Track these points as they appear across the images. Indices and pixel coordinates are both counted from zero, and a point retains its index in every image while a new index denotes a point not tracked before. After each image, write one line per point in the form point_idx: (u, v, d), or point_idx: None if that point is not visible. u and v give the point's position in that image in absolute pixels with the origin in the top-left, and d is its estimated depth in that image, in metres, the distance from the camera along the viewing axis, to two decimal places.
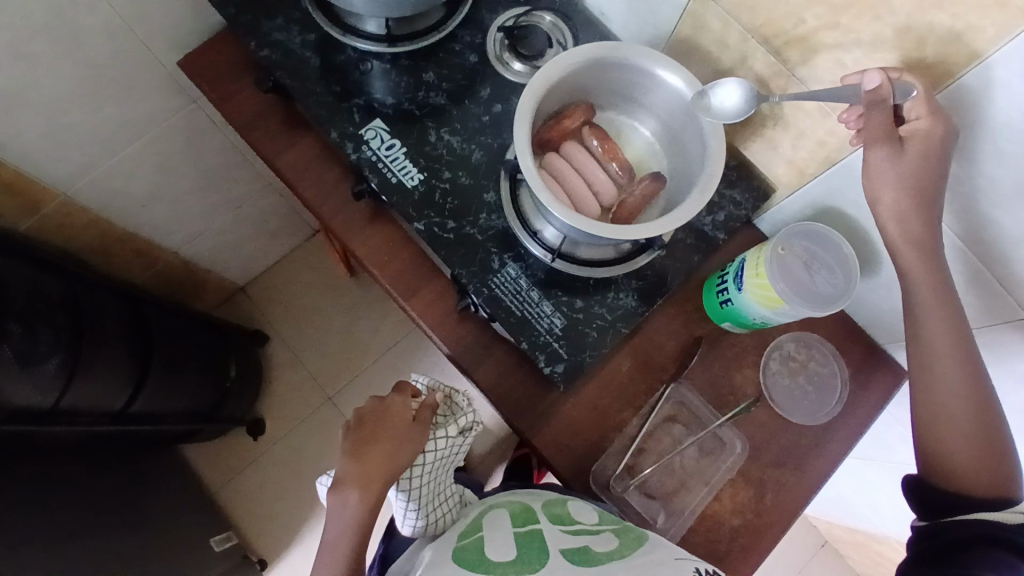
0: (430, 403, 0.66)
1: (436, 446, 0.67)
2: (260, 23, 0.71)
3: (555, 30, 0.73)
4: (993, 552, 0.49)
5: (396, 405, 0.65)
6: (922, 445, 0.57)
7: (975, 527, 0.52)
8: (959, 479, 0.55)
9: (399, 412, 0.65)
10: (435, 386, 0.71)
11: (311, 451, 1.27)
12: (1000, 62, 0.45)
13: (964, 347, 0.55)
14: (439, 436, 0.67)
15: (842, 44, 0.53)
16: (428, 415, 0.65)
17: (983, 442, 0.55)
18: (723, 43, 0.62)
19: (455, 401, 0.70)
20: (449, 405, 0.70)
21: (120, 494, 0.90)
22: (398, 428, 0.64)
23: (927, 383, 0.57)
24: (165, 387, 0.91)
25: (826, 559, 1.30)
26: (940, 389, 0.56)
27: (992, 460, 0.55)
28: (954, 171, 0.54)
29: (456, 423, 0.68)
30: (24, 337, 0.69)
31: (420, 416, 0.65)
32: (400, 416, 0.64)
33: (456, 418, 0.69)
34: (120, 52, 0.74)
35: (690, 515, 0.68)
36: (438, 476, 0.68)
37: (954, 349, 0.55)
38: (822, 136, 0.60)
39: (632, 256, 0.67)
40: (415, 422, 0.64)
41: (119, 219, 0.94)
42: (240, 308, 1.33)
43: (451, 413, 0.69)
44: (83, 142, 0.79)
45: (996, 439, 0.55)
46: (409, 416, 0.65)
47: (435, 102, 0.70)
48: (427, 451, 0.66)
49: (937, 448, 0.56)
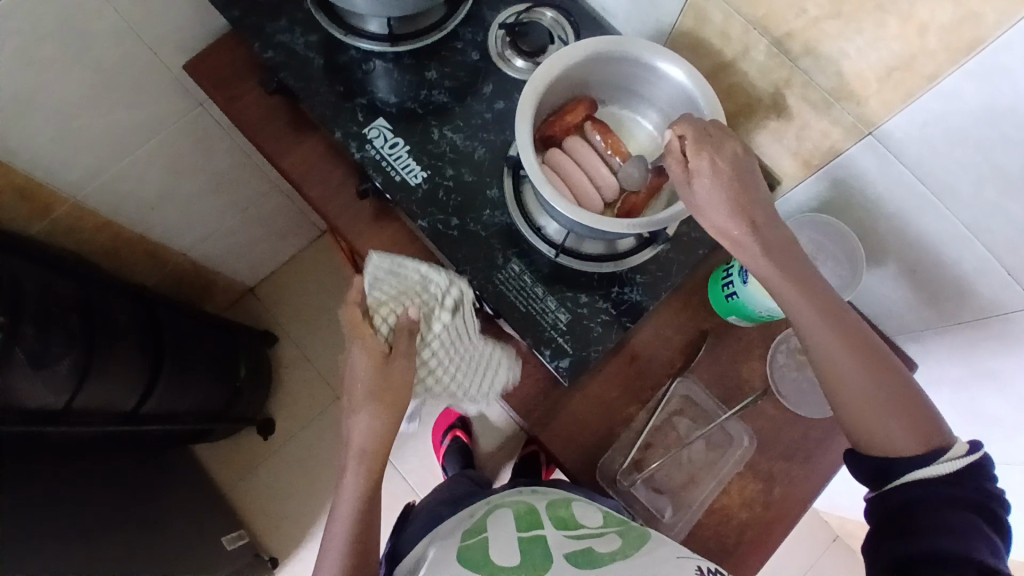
0: (407, 328, 0.58)
1: (428, 343, 0.61)
2: (264, 25, 0.71)
3: (556, 27, 0.72)
4: (954, 514, 0.48)
5: (365, 354, 0.58)
6: (841, 423, 0.56)
7: (925, 490, 0.50)
8: (890, 441, 0.53)
9: (372, 355, 0.58)
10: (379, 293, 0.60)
11: (321, 450, 1.29)
12: (1003, 48, 0.45)
13: (845, 326, 0.54)
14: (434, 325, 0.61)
15: (844, 35, 0.52)
16: (407, 344, 0.59)
17: (893, 401, 0.53)
18: (726, 35, 0.61)
19: (414, 291, 0.61)
20: (408, 302, 0.60)
21: (136, 492, 0.91)
22: (394, 384, 0.59)
23: (824, 372, 0.55)
24: (176, 386, 0.93)
25: (839, 554, 1.29)
26: (836, 375, 0.54)
27: (911, 416, 0.53)
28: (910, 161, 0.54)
29: (440, 312, 0.61)
30: (36, 339, 0.70)
31: (397, 349, 0.59)
32: (375, 359, 0.58)
33: (434, 314, 0.61)
34: (127, 56, 0.75)
35: (698, 509, 0.68)
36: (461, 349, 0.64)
37: (838, 330, 0.54)
38: (826, 128, 0.60)
39: (636, 250, 0.68)
40: (394, 357, 0.58)
41: (130, 222, 0.95)
42: (250, 309, 1.35)
43: (425, 309, 0.61)
44: (94, 146, 0.81)
45: (900, 394, 0.53)
46: (383, 353, 0.59)
47: (438, 100, 0.71)
48: (432, 339, 0.61)
49: (853, 419, 0.54)
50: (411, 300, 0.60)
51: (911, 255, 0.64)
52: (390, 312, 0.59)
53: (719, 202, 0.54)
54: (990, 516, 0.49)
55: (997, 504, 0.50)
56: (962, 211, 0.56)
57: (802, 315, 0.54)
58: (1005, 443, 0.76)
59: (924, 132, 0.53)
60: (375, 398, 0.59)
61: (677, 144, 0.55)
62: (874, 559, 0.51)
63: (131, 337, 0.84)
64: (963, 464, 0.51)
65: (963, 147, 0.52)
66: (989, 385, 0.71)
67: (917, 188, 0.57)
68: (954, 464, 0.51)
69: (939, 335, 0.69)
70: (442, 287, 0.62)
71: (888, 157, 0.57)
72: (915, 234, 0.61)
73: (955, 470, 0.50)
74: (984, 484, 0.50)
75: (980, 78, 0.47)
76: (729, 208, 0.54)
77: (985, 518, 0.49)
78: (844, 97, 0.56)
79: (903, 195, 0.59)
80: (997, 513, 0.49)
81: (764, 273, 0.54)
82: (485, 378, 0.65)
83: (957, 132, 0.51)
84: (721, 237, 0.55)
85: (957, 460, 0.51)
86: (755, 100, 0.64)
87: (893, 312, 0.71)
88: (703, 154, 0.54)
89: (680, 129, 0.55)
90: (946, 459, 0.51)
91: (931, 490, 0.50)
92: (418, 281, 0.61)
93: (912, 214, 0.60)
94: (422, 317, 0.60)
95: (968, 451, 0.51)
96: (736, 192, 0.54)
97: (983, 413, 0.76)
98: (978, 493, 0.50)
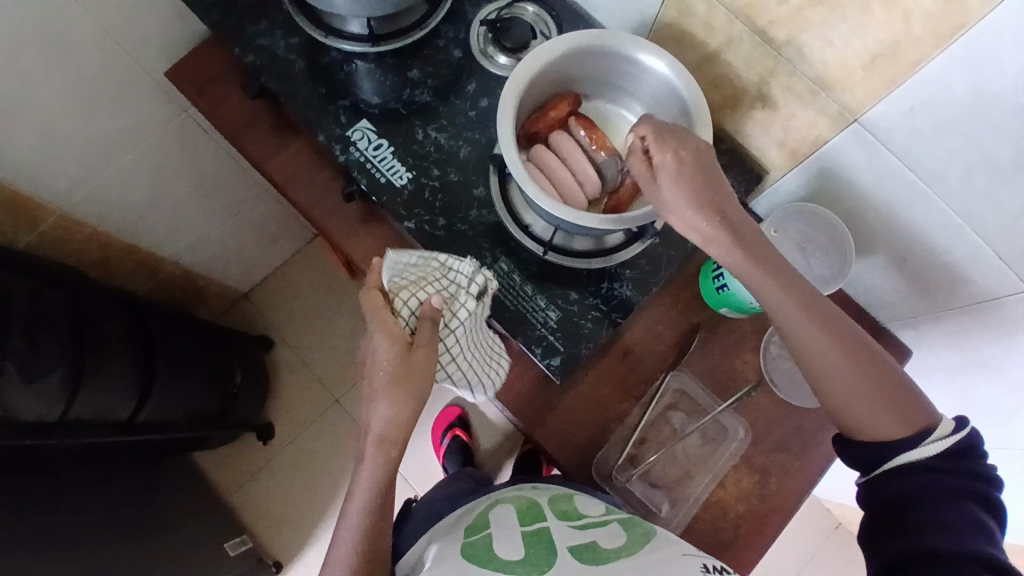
0: (431, 316, 0.58)
1: (451, 328, 0.62)
2: (244, 28, 0.70)
3: (539, 21, 0.71)
4: (947, 503, 0.48)
5: (386, 338, 0.58)
6: (827, 410, 0.55)
7: (916, 477, 0.50)
8: (877, 425, 0.52)
9: (395, 341, 0.58)
10: (400, 280, 0.61)
11: (321, 453, 1.29)
12: (988, 32, 0.44)
13: (823, 312, 0.54)
14: (457, 314, 0.62)
15: (828, 23, 0.51)
16: (429, 333, 0.59)
17: (875, 384, 0.53)
18: (709, 26, 0.60)
19: (436, 277, 0.62)
20: (430, 286, 0.61)
21: (134, 502, 0.91)
22: (415, 372, 0.58)
23: (804, 359, 0.54)
24: (171, 395, 0.92)
25: (840, 542, 1.29)
26: (817, 363, 0.54)
27: (894, 397, 0.52)
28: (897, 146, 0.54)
29: (465, 299, 0.62)
30: (27, 351, 0.69)
31: (420, 338, 0.58)
32: (398, 347, 0.58)
33: (458, 299, 0.62)
34: (108, 64, 0.75)
35: (695, 503, 0.68)
36: (477, 336, 0.64)
37: (818, 318, 0.53)
38: (813, 117, 0.59)
39: (625, 245, 0.67)
40: (416, 344, 0.58)
41: (119, 231, 0.95)
42: (245, 313, 1.35)
43: (448, 294, 0.61)
44: (79, 155, 0.80)
45: (882, 377, 0.53)
46: (406, 340, 0.58)
47: (421, 100, 0.70)
48: (454, 328, 0.62)
49: (839, 406, 0.54)
50: (432, 283, 0.61)
51: (902, 243, 0.63)
52: (412, 296, 0.60)
53: (703, 199, 0.53)
54: (982, 500, 0.49)
55: (989, 486, 0.49)
56: (953, 200, 0.55)
57: (778, 304, 0.53)
58: (1001, 429, 0.76)
59: (912, 120, 0.52)
60: (397, 385, 0.57)
61: (637, 143, 0.56)
62: (872, 554, 0.51)
63: (123, 347, 0.84)
64: (949, 446, 0.50)
65: (952, 136, 0.51)
66: (982, 372, 0.71)
67: (905, 176, 0.57)
68: (940, 445, 0.50)
69: (932, 323, 0.69)
70: (467, 275, 0.62)
71: (875, 145, 0.57)
72: (905, 222, 0.61)
73: (942, 452, 0.50)
74: (972, 464, 0.50)
75: (966, 64, 0.47)
76: (715, 201, 0.54)
77: (975, 500, 0.49)
78: (829, 85, 0.55)
79: (892, 183, 0.58)
80: (986, 493, 0.49)
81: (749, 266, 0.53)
82: (491, 372, 0.66)
83: (944, 119, 0.51)
84: (696, 235, 0.55)
85: (942, 441, 0.50)
86: (740, 91, 0.63)
87: (885, 300, 0.71)
88: (686, 148, 0.54)
89: (641, 131, 0.56)
90: (932, 441, 0.50)
91: (921, 477, 0.50)
92: (442, 268, 0.62)
93: (901, 204, 0.59)
94: (445, 301, 0.61)
95: (952, 431, 0.51)
96: (719, 186, 0.54)
97: (977, 399, 0.75)
98: (968, 475, 0.49)
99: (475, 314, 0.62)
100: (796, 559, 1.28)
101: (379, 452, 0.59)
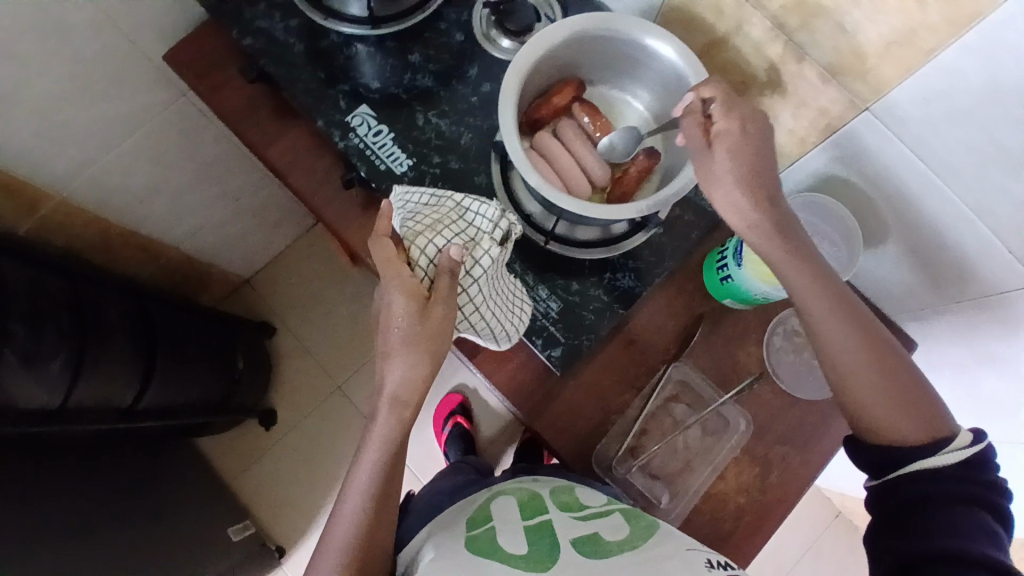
0: (448, 267, 0.54)
1: (473, 275, 0.58)
2: (242, 10, 0.69)
3: (543, 5, 0.70)
4: (958, 508, 0.48)
5: (402, 294, 0.54)
6: (843, 408, 0.55)
7: (929, 482, 0.49)
8: (892, 429, 0.52)
9: (411, 297, 0.54)
10: (415, 228, 0.58)
11: (323, 438, 1.29)
12: (1006, 19, 0.43)
13: (848, 309, 0.54)
14: (479, 259, 0.58)
15: (841, 7, 0.50)
16: (447, 286, 0.54)
17: (895, 387, 0.52)
18: (717, 10, 0.58)
19: (451, 222, 0.58)
20: (446, 232, 0.57)
21: (138, 487, 0.92)
22: (432, 332, 0.54)
23: (824, 353, 0.55)
24: (173, 381, 0.92)
25: (840, 532, 1.29)
26: (836, 357, 0.54)
27: (914, 403, 0.52)
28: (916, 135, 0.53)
29: (488, 244, 0.58)
30: (28, 337, 0.69)
31: (438, 292, 0.55)
32: (415, 302, 0.54)
33: (480, 245, 0.58)
34: (105, 47, 0.74)
35: (694, 495, 0.68)
36: (499, 282, 0.61)
37: (840, 315, 0.53)
38: (823, 105, 0.58)
39: (628, 235, 0.66)
40: (433, 300, 0.54)
41: (119, 216, 0.94)
42: (247, 299, 1.34)
43: (467, 240, 0.58)
44: (79, 140, 0.79)
45: (904, 382, 0.53)
46: (423, 295, 0.55)
47: (422, 85, 0.69)
48: (476, 275, 0.58)
49: (856, 407, 0.53)
50: (449, 228, 0.57)
51: (912, 236, 0.62)
52: (429, 244, 0.56)
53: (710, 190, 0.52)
54: (993, 508, 0.48)
55: (1001, 496, 0.49)
56: (967, 194, 0.54)
57: (803, 295, 0.54)
58: (1006, 425, 0.75)
59: (926, 110, 0.51)
60: (414, 347, 0.54)
61: (699, 105, 0.55)
62: (876, 555, 0.50)
63: (124, 334, 0.83)
64: (967, 455, 0.49)
65: (966, 127, 0.50)
66: (989, 367, 0.70)
67: (917, 168, 0.56)
68: (958, 455, 0.49)
69: (939, 316, 0.68)
70: (490, 219, 0.59)
71: (888, 136, 0.55)
72: (915, 214, 0.60)
73: (959, 461, 0.49)
74: (988, 475, 0.49)
75: (981, 52, 0.45)
76: (725, 191, 0.53)
77: (988, 509, 0.48)
78: (841, 72, 0.54)
79: (904, 174, 0.57)
80: (1001, 505, 0.49)
81: None
82: (514, 322, 0.62)
83: (959, 109, 0.49)
84: (732, 214, 0.53)
85: (959, 451, 0.50)
86: (749, 78, 0.61)
87: (892, 292, 0.70)
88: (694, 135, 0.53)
89: (703, 92, 0.54)
90: (949, 450, 0.50)
91: (934, 482, 0.49)
92: (458, 213, 0.59)
93: (913, 194, 0.58)
94: (466, 247, 0.57)
95: (971, 442, 0.50)
96: (726, 175, 0.53)
97: (982, 394, 0.74)
98: (983, 484, 0.49)
99: (498, 260, 0.59)
100: (796, 548, 1.28)
101: (392, 413, 0.57)
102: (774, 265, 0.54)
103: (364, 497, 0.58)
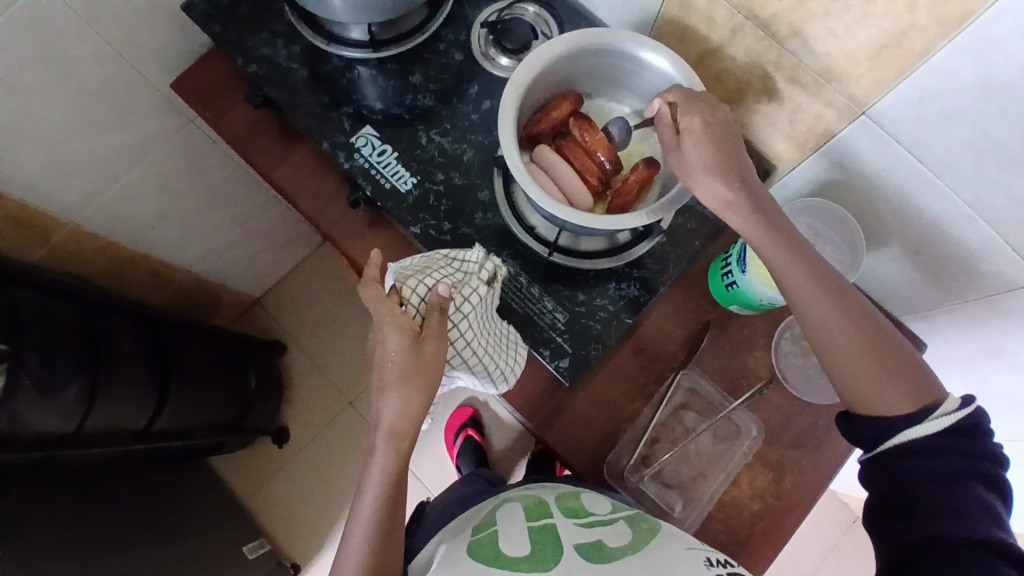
0: (438, 303, 0.57)
1: (462, 313, 0.60)
2: (244, 39, 0.71)
3: (540, 21, 0.71)
4: (958, 486, 0.47)
5: (397, 330, 0.56)
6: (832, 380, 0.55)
7: (926, 454, 0.49)
8: (874, 393, 0.52)
9: (406, 334, 0.56)
10: (406, 272, 0.60)
11: (337, 455, 1.30)
12: (994, 20, 0.43)
13: (828, 279, 0.54)
14: (468, 299, 0.60)
15: (831, 13, 0.50)
16: (438, 319, 0.57)
17: (885, 364, 0.52)
18: (711, 20, 0.59)
19: (441, 266, 0.61)
20: (436, 274, 0.60)
21: (154, 509, 0.93)
22: (429, 363, 0.56)
23: (812, 328, 0.54)
24: (186, 405, 0.94)
25: (861, 536, 1.27)
26: (822, 330, 0.54)
27: (897, 370, 0.52)
28: (912, 134, 0.54)
29: (476, 284, 0.61)
30: (42, 365, 0.70)
31: (429, 326, 0.57)
32: (405, 337, 0.56)
33: (468, 284, 0.60)
34: (113, 78, 0.76)
35: (708, 502, 0.68)
36: (487, 325, 0.63)
37: (824, 286, 0.54)
38: (819, 110, 0.58)
39: (631, 245, 0.67)
40: (425, 333, 0.57)
41: (130, 243, 0.96)
42: (258, 320, 1.36)
43: (456, 280, 0.60)
44: (86, 169, 0.81)
45: (888, 350, 0.53)
46: (415, 330, 0.57)
47: (424, 104, 0.70)
48: (461, 313, 0.61)
49: (844, 378, 0.53)
50: (438, 271, 0.60)
51: (913, 235, 0.62)
52: (419, 283, 0.59)
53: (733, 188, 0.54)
54: (988, 479, 0.48)
55: (995, 464, 0.49)
56: (965, 189, 0.54)
57: (787, 270, 0.54)
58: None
59: (919, 110, 0.51)
60: (408, 383, 0.56)
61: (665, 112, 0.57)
62: (879, 535, 0.50)
63: (136, 356, 0.85)
64: (956, 420, 0.49)
65: (960, 124, 0.50)
66: (999, 364, 0.70)
67: (914, 167, 0.56)
68: (947, 420, 0.49)
69: (947, 314, 0.68)
70: (477, 261, 0.62)
71: (884, 137, 0.56)
72: (921, 213, 0.59)
73: (950, 427, 0.49)
74: (982, 443, 0.49)
75: (973, 52, 0.46)
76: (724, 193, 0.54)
77: (986, 483, 0.48)
78: (834, 78, 0.55)
79: (903, 173, 0.57)
80: (997, 476, 0.48)
81: (757, 241, 0.55)
82: (507, 361, 0.64)
83: (951, 110, 0.50)
84: (711, 200, 0.55)
85: (948, 416, 0.49)
86: (745, 85, 0.62)
87: (898, 292, 0.70)
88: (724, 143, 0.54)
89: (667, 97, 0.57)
90: (938, 415, 0.50)
91: (929, 454, 0.49)
92: (447, 259, 0.62)
93: (911, 193, 0.59)
94: (455, 285, 0.60)
95: (960, 406, 0.50)
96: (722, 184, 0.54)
97: (997, 391, 0.74)
98: (979, 455, 0.48)
99: (486, 299, 0.61)
100: (817, 554, 1.26)
101: (398, 437, 0.58)
102: (766, 257, 0.55)
103: (377, 514, 0.58)
